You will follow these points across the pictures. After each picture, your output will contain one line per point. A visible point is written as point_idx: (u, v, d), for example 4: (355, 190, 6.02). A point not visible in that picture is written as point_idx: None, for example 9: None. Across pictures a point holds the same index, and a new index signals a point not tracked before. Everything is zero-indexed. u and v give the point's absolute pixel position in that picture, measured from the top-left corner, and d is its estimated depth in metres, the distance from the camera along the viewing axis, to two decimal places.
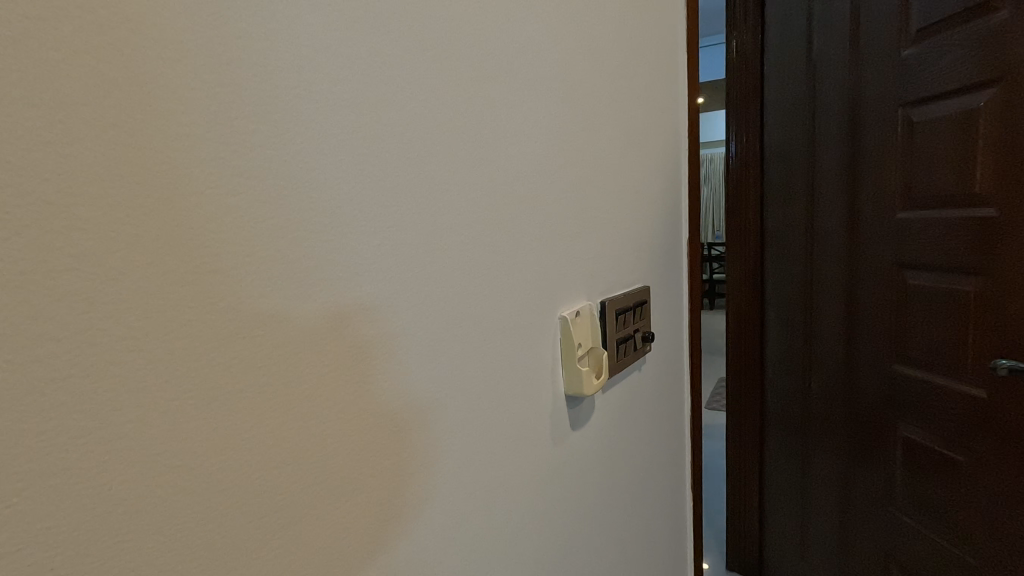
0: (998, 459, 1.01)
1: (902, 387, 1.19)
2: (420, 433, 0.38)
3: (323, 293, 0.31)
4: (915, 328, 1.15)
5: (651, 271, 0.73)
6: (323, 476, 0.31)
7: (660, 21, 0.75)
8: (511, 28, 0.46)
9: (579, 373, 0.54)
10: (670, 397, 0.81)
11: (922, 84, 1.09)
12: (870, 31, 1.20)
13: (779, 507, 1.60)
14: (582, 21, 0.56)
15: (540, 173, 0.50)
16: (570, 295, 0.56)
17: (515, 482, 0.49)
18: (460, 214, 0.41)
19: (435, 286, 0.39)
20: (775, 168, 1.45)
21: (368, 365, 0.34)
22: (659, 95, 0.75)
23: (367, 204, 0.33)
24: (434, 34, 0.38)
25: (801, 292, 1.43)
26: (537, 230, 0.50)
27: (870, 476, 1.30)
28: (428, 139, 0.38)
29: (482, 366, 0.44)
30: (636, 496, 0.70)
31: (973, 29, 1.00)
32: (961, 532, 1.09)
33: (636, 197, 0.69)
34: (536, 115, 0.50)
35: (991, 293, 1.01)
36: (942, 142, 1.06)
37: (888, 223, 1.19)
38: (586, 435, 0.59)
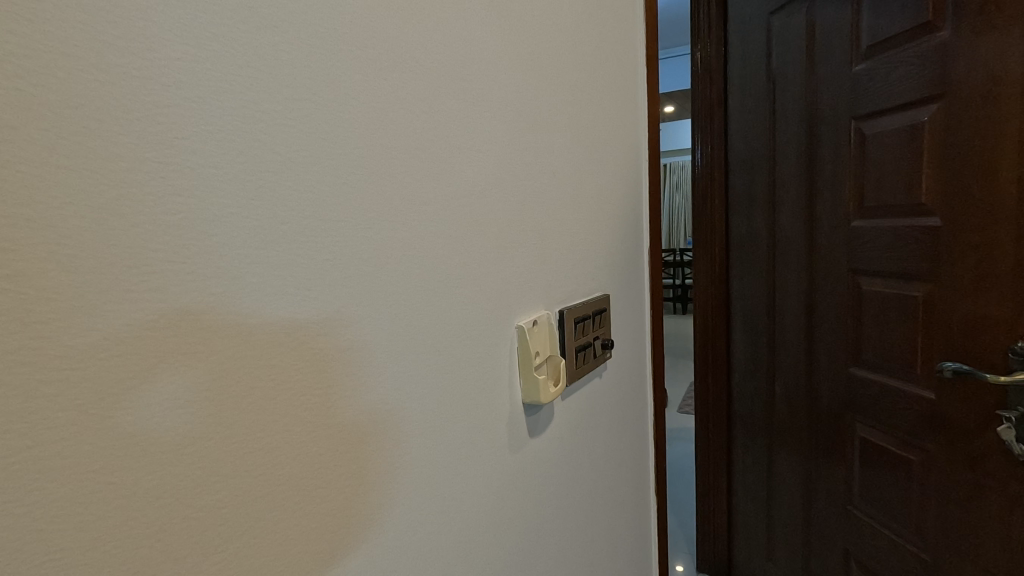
0: (946, 455, 1.05)
1: (857, 386, 1.24)
2: (377, 443, 0.39)
3: (264, 307, 0.31)
4: (867, 330, 1.20)
5: (611, 279, 0.75)
6: (273, 487, 0.32)
7: (618, 37, 0.77)
8: (465, 45, 0.47)
9: (535, 381, 0.55)
10: (632, 401, 0.83)
11: (872, 95, 1.13)
12: (824, 46, 1.25)
13: (748, 506, 1.65)
14: (539, 38, 0.58)
15: (495, 186, 0.51)
16: (527, 305, 0.57)
17: (477, 485, 0.50)
18: (412, 228, 0.42)
19: (389, 297, 0.40)
20: (741, 176, 1.54)
21: (320, 378, 0.34)
22: (617, 106, 0.77)
23: (315, 220, 0.34)
24: (386, 51, 0.39)
25: (764, 296, 1.49)
26: (493, 243, 0.51)
27: (830, 476, 1.34)
28: (380, 155, 0.38)
29: (440, 375, 0.45)
30: (596, 499, 0.71)
31: (918, 45, 1.03)
32: (914, 529, 1.13)
33: (593, 207, 0.70)
34: (490, 129, 0.51)
35: (935, 297, 1.04)
36: (891, 154, 1.10)
37: (843, 231, 1.24)
38: (546, 440, 0.60)
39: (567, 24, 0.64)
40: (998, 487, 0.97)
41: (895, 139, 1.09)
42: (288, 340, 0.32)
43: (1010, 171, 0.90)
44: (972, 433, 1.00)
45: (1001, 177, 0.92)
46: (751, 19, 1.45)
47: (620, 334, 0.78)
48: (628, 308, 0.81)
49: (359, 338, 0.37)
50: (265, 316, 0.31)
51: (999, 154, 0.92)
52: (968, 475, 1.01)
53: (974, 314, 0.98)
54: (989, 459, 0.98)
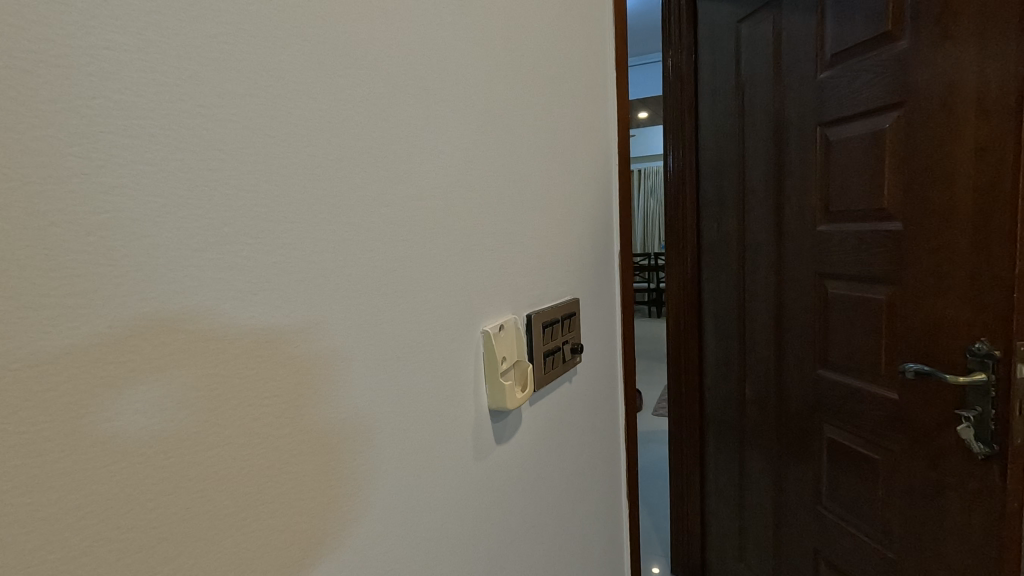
0: (910, 455, 1.07)
1: (825, 387, 1.26)
2: (332, 454, 0.38)
3: (206, 314, 0.29)
4: (834, 332, 1.22)
5: (580, 283, 0.75)
6: (215, 502, 0.30)
7: (586, 41, 0.77)
8: (428, 43, 0.46)
9: (501, 387, 0.54)
10: (603, 406, 0.82)
11: (837, 101, 1.16)
12: (790, 55, 1.27)
13: (721, 507, 1.66)
14: (503, 38, 0.57)
15: (458, 189, 0.50)
16: (493, 310, 0.56)
17: (440, 495, 0.48)
18: (370, 231, 0.40)
19: (345, 302, 0.38)
20: (711, 181, 1.56)
21: (269, 387, 0.33)
22: (585, 109, 0.77)
23: (262, 221, 0.32)
24: (342, 47, 0.37)
25: (735, 299, 1.51)
26: (456, 246, 0.50)
27: (799, 476, 1.36)
28: (335, 154, 0.37)
29: (401, 382, 0.44)
30: (565, 505, 0.70)
31: (879, 55, 1.05)
32: (879, 528, 1.15)
33: (561, 210, 0.70)
34: (452, 130, 0.50)
35: (897, 300, 1.06)
36: (855, 160, 1.12)
37: (810, 235, 1.26)
38: (513, 447, 0.59)
39: (534, 27, 0.63)
40: (958, 486, 0.99)
41: (858, 146, 1.12)
42: (233, 347, 0.31)
43: (967, 176, 0.92)
44: (934, 433, 1.02)
45: (958, 182, 0.94)
46: (721, 27, 1.47)
47: (590, 338, 0.77)
48: (599, 312, 0.81)
49: (313, 344, 0.36)
50: (207, 321, 0.29)
51: (955, 161, 0.94)
52: (931, 474, 1.03)
53: (934, 316, 1.00)
54: (950, 458, 1.00)
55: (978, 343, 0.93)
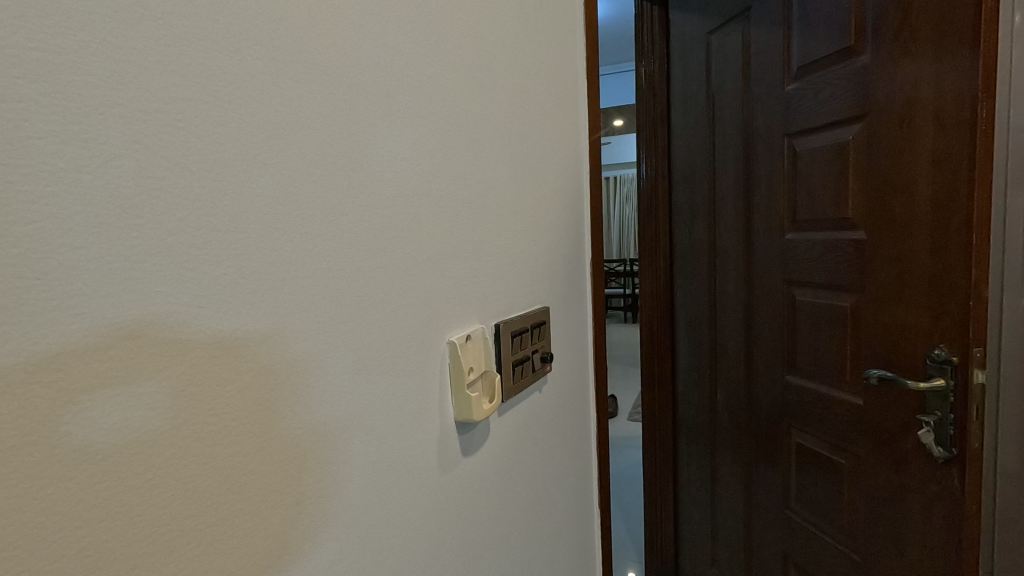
0: (874, 458, 1.09)
1: (793, 392, 1.28)
2: (287, 470, 0.37)
3: (146, 326, 0.28)
4: (801, 338, 1.25)
5: (551, 292, 0.75)
6: (161, 520, 0.29)
7: (556, 51, 0.77)
8: (390, 51, 0.46)
9: (467, 399, 0.53)
10: (574, 414, 0.83)
11: (802, 112, 1.18)
12: (758, 66, 1.30)
13: (693, 512, 1.67)
14: (470, 45, 0.57)
15: (423, 196, 0.50)
16: (460, 319, 0.55)
17: (403, 507, 0.47)
18: (327, 240, 0.40)
19: (300, 313, 0.37)
20: (683, 189, 1.58)
21: (216, 403, 0.32)
22: (555, 116, 0.77)
23: (210, 230, 0.31)
24: (298, 53, 0.37)
25: (706, 305, 1.53)
26: (420, 256, 0.49)
27: (768, 480, 1.38)
28: (291, 162, 0.36)
29: (360, 394, 0.43)
30: (535, 514, 0.70)
31: (843, 68, 1.08)
32: (844, 531, 1.17)
33: (530, 217, 0.69)
34: (416, 135, 0.49)
35: (861, 307, 1.09)
36: (820, 170, 1.15)
37: (778, 243, 1.29)
38: (481, 458, 0.59)
39: (501, 35, 0.63)
40: (919, 489, 1.01)
41: (823, 156, 1.14)
42: (182, 358, 0.30)
43: (925, 187, 0.95)
44: (896, 436, 1.04)
45: (917, 193, 0.96)
46: (692, 39, 1.50)
47: (560, 347, 0.77)
48: (569, 319, 0.81)
49: (265, 357, 0.35)
50: (152, 331, 0.28)
51: (914, 172, 0.96)
52: (893, 477, 1.05)
53: (896, 323, 1.02)
54: (911, 462, 1.02)
55: (938, 349, 0.95)
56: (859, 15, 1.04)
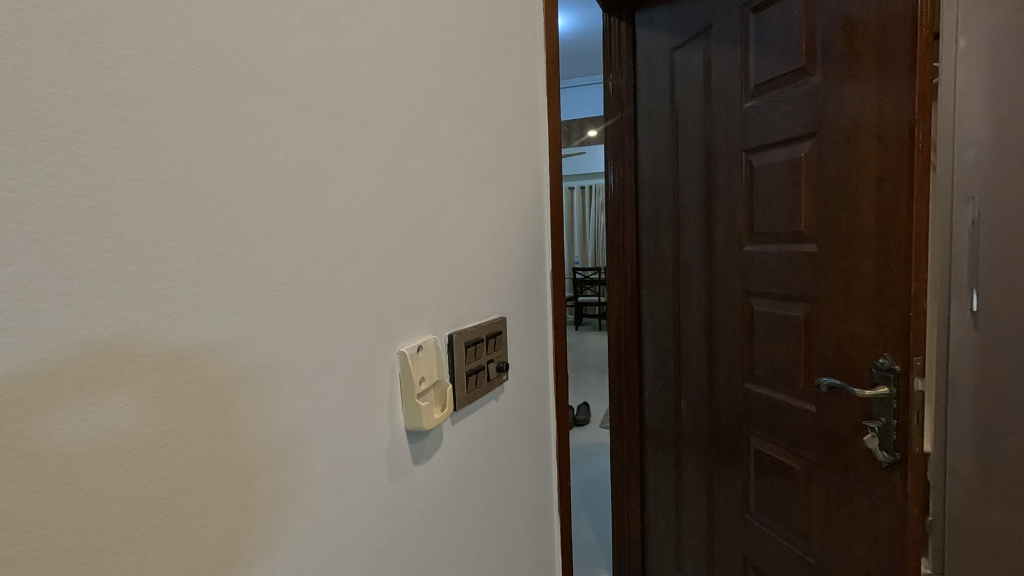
0: (826, 463, 1.12)
1: (751, 398, 1.32)
2: (233, 480, 0.37)
3: (82, 343, 0.29)
4: (758, 347, 1.29)
5: (508, 304, 0.77)
6: (98, 527, 0.29)
7: (516, 69, 0.79)
8: (341, 70, 0.47)
9: (417, 406, 0.54)
10: (533, 421, 0.84)
11: (758, 128, 1.23)
12: (718, 83, 1.34)
13: (659, 517, 1.70)
14: (424, 63, 0.59)
15: (373, 210, 0.51)
16: (412, 330, 0.56)
17: (351, 514, 0.48)
18: (272, 253, 0.40)
19: (246, 324, 0.38)
20: (648, 200, 1.62)
21: (157, 413, 0.32)
22: (514, 131, 0.79)
23: (149, 246, 0.32)
24: (243, 74, 0.38)
25: (671, 314, 1.57)
26: (369, 269, 0.50)
27: (729, 484, 1.41)
28: (236, 180, 0.37)
29: (308, 404, 0.44)
30: (490, 520, 0.71)
31: (795, 88, 1.12)
32: (799, 534, 1.20)
33: (487, 229, 0.71)
34: (367, 151, 0.50)
35: (814, 316, 1.13)
36: (775, 183, 1.20)
37: (736, 254, 1.33)
38: (433, 465, 0.59)
39: (458, 55, 0.65)
40: (867, 491, 1.05)
41: (778, 171, 1.19)
42: (123, 369, 0.30)
43: (869, 202, 1.00)
44: (845, 442, 1.08)
45: (863, 208, 1.01)
46: (657, 54, 1.54)
47: (518, 356, 0.79)
48: (528, 330, 0.83)
49: (211, 369, 0.36)
50: (92, 343, 0.29)
51: (860, 188, 1.01)
52: (843, 481, 1.09)
53: (845, 333, 1.06)
54: (859, 465, 1.06)
55: (882, 357, 0.99)
56: (810, 37, 1.09)
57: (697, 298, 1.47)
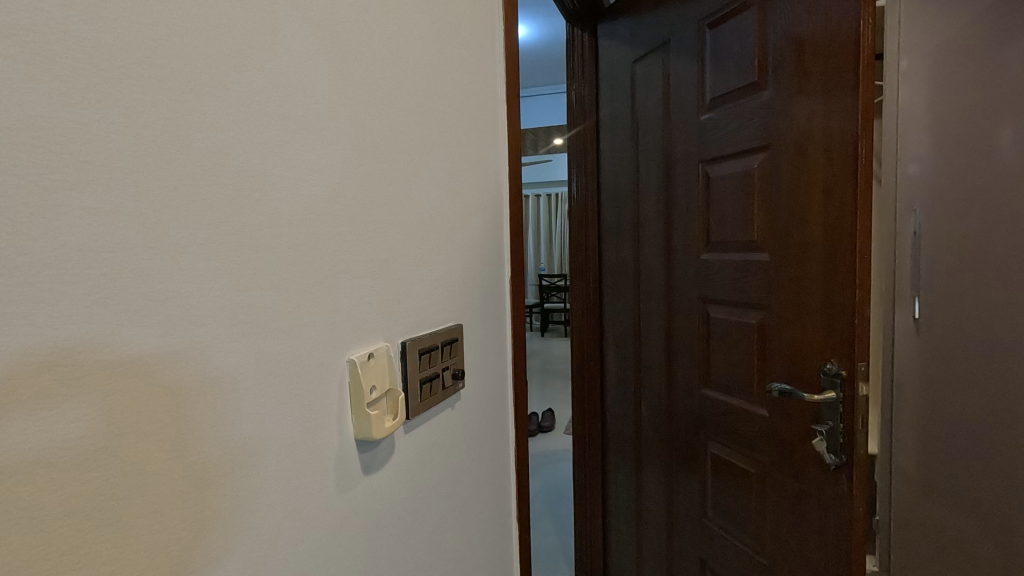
0: (778, 467, 1.15)
1: (708, 403, 1.35)
2: (179, 493, 0.36)
3: (14, 356, 0.28)
4: (713, 353, 1.32)
5: (465, 311, 0.76)
6: (27, 541, 0.28)
7: (474, 76, 0.79)
8: (290, 74, 0.46)
9: (367, 415, 0.53)
10: (491, 428, 0.84)
11: (714, 140, 1.26)
12: (676, 94, 1.38)
13: (620, 523, 1.71)
14: (378, 68, 0.58)
15: (323, 215, 0.50)
16: (362, 337, 0.55)
17: (299, 525, 0.47)
18: (214, 258, 0.39)
19: (190, 331, 0.37)
20: (610, 208, 1.64)
21: (93, 423, 0.31)
22: (472, 136, 0.79)
23: (78, 249, 0.30)
24: (183, 75, 0.37)
25: (632, 320, 1.59)
26: (318, 275, 0.49)
27: (686, 488, 1.44)
28: (173, 183, 0.36)
29: (256, 412, 0.43)
30: (445, 528, 0.70)
31: (748, 102, 1.16)
32: (754, 536, 1.23)
33: (442, 234, 0.70)
34: (316, 154, 0.49)
35: (766, 323, 1.16)
36: (729, 193, 1.23)
37: (693, 262, 1.36)
38: (385, 475, 0.58)
39: (415, 62, 0.65)
40: (815, 493, 1.08)
41: (733, 182, 1.22)
42: (58, 378, 0.29)
43: (817, 214, 1.04)
44: (795, 446, 1.11)
45: (811, 219, 1.05)
46: (619, 66, 1.57)
47: (476, 364, 0.79)
48: (487, 337, 0.83)
49: (154, 380, 0.35)
50: (23, 351, 0.28)
51: (808, 200, 1.05)
52: (794, 484, 1.12)
53: (795, 339, 1.10)
54: (808, 468, 1.09)
55: (829, 363, 1.03)
56: (762, 53, 1.13)
57: (657, 305, 1.49)
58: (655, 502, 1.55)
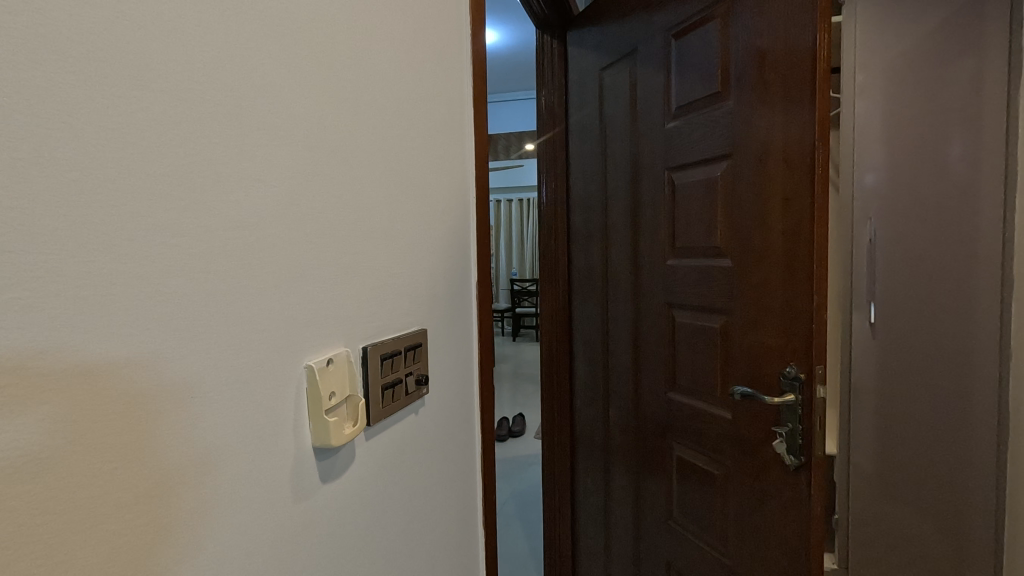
0: (742, 469, 1.18)
1: (673, 406, 1.37)
2: (127, 504, 0.35)
3: None
4: (679, 357, 1.34)
5: (430, 316, 0.75)
6: None
7: (441, 79, 0.79)
8: (246, 73, 0.45)
9: (325, 423, 0.52)
10: (456, 434, 0.84)
11: (679, 147, 1.29)
12: (643, 102, 1.40)
13: (589, 527, 1.72)
14: (340, 68, 0.57)
15: (281, 217, 0.49)
16: (320, 343, 0.54)
17: (255, 535, 0.46)
18: (164, 261, 0.38)
19: (141, 336, 0.36)
20: (579, 213, 1.66)
21: (36, 432, 0.30)
22: (438, 139, 0.78)
23: (12, 251, 0.29)
24: (125, 69, 0.35)
25: (600, 324, 1.61)
26: (274, 280, 0.48)
27: (653, 491, 1.45)
28: (115, 183, 0.34)
29: (212, 419, 0.42)
30: (408, 536, 0.69)
31: (712, 111, 1.19)
32: (718, 537, 1.25)
33: (406, 239, 0.70)
34: (274, 154, 0.48)
35: (729, 327, 1.19)
36: (693, 199, 1.26)
37: (660, 268, 1.38)
38: (344, 484, 0.57)
39: (378, 64, 0.64)
40: (776, 494, 1.10)
41: (698, 189, 1.25)
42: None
43: (777, 222, 1.06)
44: (758, 448, 1.14)
45: (771, 226, 1.07)
46: (588, 73, 1.59)
47: (442, 369, 0.78)
48: (453, 343, 0.82)
49: (102, 386, 0.34)
50: None
51: (769, 208, 1.08)
52: (757, 486, 1.14)
53: (757, 344, 1.12)
54: (769, 470, 1.11)
55: (789, 367, 1.05)
56: (725, 64, 1.16)
57: (625, 310, 1.51)
58: (624, 505, 1.56)
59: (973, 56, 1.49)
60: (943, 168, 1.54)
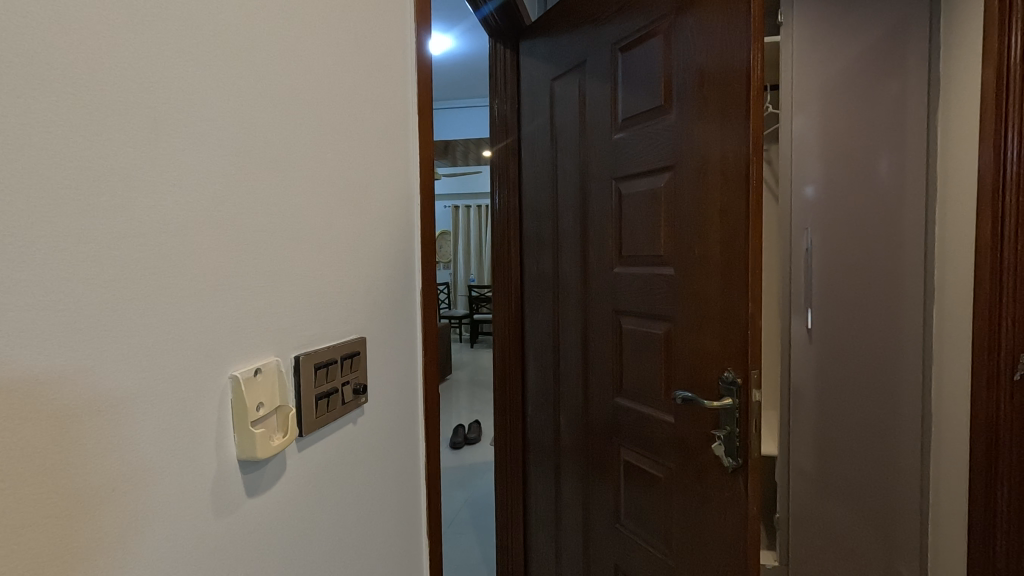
0: (685, 471, 1.20)
1: (621, 411, 1.39)
2: (39, 521, 0.34)
3: None
4: (625, 362, 1.37)
5: (368, 324, 0.74)
6: None
7: (382, 85, 0.78)
8: (161, 73, 0.43)
9: (250, 435, 0.51)
10: (398, 442, 0.83)
11: (626, 158, 1.32)
12: (591, 113, 1.43)
13: (541, 535, 1.72)
14: (272, 72, 0.56)
15: (205, 223, 0.47)
16: (246, 353, 0.52)
17: (180, 550, 0.44)
18: (77, 266, 0.36)
19: (55, 345, 0.35)
20: (531, 221, 1.67)
21: None
22: (378, 145, 0.77)
23: None
24: (29, 67, 0.33)
25: (550, 331, 1.62)
26: (198, 287, 0.46)
27: (601, 496, 1.47)
28: (6, 186, 0.32)
29: (136, 430, 0.40)
30: (343, 548, 0.68)
31: (656, 124, 1.23)
32: (663, 539, 1.27)
33: (342, 246, 0.68)
34: (197, 158, 0.46)
35: (672, 333, 1.22)
36: (638, 209, 1.30)
37: (607, 275, 1.40)
38: (271, 498, 0.55)
39: (313, 68, 0.63)
40: (715, 495, 1.13)
41: (643, 199, 1.28)
42: None
43: (716, 231, 1.10)
44: (699, 450, 1.17)
45: (710, 235, 1.11)
46: (539, 83, 1.61)
47: (382, 377, 0.77)
48: (394, 351, 0.81)
49: (15, 398, 0.32)
50: None
51: (708, 218, 1.11)
52: (699, 488, 1.17)
53: (697, 349, 1.16)
54: (709, 471, 1.14)
55: (727, 371, 1.09)
56: (667, 78, 1.20)
57: (575, 316, 1.53)
58: (574, 510, 1.58)
59: (896, 79, 1.61)
60: (873, 183, 1.65)
